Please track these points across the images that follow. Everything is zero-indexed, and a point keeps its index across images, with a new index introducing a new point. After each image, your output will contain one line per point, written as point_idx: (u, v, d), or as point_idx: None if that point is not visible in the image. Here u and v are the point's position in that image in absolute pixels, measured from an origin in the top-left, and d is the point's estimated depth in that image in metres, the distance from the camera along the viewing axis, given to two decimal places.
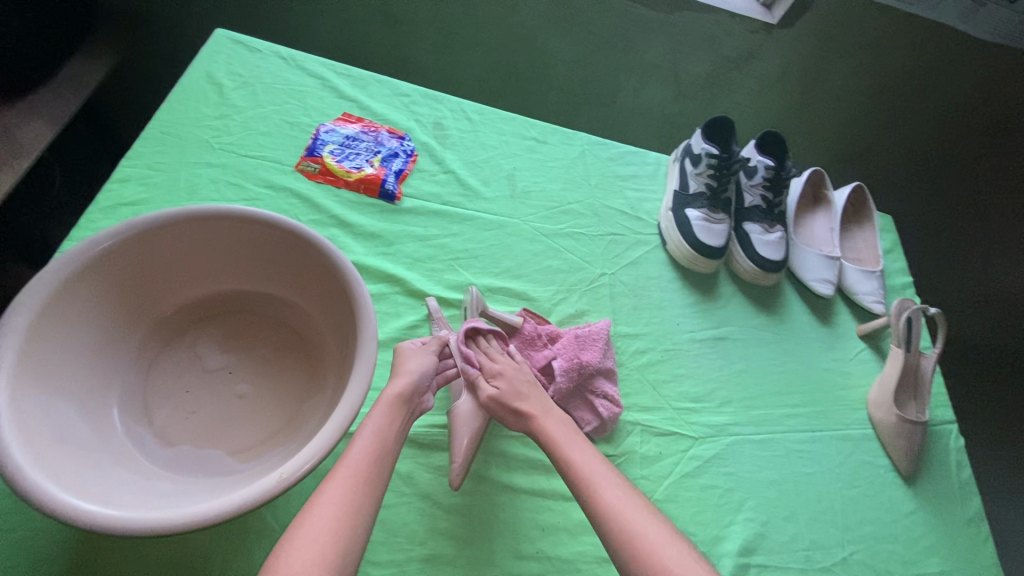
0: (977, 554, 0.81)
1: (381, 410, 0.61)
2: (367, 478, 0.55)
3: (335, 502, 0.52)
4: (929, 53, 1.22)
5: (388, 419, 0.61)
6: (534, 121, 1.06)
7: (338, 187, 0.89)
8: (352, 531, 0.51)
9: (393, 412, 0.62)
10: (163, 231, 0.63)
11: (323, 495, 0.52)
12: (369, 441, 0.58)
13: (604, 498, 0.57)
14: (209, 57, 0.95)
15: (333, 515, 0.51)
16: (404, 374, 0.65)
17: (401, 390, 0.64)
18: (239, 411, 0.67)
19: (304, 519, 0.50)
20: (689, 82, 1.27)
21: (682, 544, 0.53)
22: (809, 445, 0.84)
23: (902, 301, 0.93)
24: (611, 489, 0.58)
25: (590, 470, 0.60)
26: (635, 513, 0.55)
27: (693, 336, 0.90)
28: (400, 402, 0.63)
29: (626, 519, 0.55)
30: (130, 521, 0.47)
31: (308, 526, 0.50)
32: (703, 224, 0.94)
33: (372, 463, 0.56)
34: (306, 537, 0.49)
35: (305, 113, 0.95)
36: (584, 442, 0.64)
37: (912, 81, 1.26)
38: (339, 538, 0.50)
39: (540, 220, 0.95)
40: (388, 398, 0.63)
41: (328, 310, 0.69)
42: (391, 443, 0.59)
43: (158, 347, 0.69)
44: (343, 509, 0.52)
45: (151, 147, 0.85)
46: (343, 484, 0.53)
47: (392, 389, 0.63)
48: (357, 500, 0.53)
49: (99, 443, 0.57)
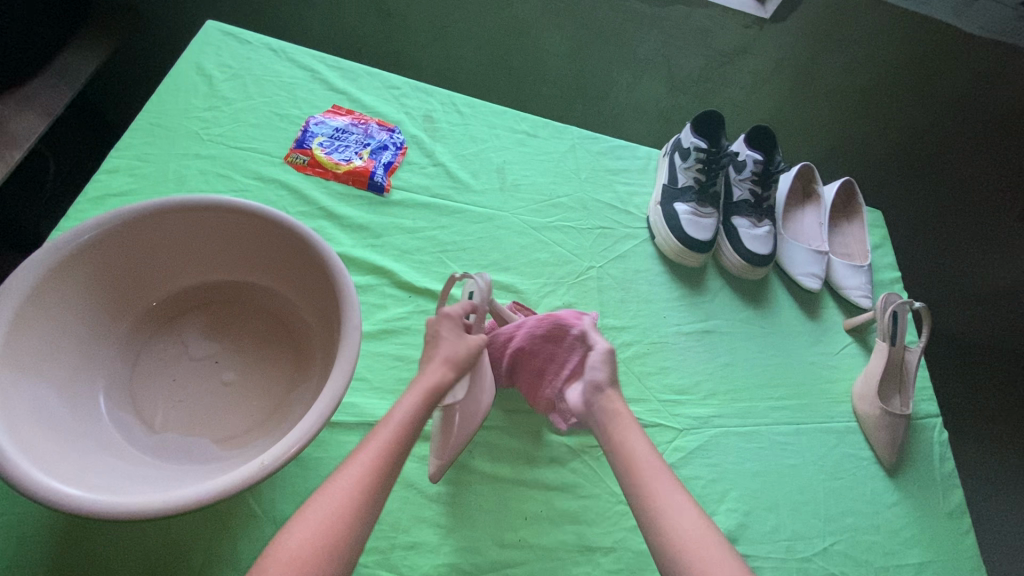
0: (958, 546, 0.82)
1: (411, 394, 0.62)
2: (388, 463, 0.56)
3: (353, 483, 0.53)
4: (926, 43, 1.21)
5: (419, 405, 0.61)
6: (525, 115, 1.06)
7: (328, 179, 0.89)
8: (363, 514, 0.52)
9: (424, 400, 0.62)
10: (148, 220, 0.63)
11: (343, 474, 0.54)
12: (397, 425, 0.59)
13: (650, 490, 0.59)
14: (199, 48, 0.96)
15: (347, 495, 0.52)
16: (439, 359, 0.65)
17: (439, 378, 0.63)
18: (224, 400, 0.67)
19: (319, 497, 0.52)
20: (682, 77, 1.27)
21: (712, 539, 0.55)
22: (792, 438, 0.85)
23: (886, 295, 0.93)
24: (660, 485, 0.59)
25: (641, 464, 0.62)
26: (680, 509, 0.57)
27: (680, 329, 0.90)
28: (434, 391, 0.62)
29: (672, 514, 0.57)
30: (108, 507, 0.47)
31: (321, 504, 0.51)
32: (691, 218, 0.95)
33: (395, 449, 0.57)
34: (319, 515, 0.51)
35: (294, 105, 0.95)
36: (639, 435, 0.65)
37: (909, 72, 1.25)
38: (348, 520, 0.51)
39: (529, 214, 0.95)
40: (423, 384, 0.62)
41: (314, 300, 0.70)
42: (416, 429, 0.60)
43: (144, 335, 0.69)
44: (359, 490, 0.53)
45: (140, 138, 0.85)
46: (361, 467, 0.54)
47: (427, 376, 0.63)
48: (374, 483, 0.54)
49: (83, 430, 0.58)
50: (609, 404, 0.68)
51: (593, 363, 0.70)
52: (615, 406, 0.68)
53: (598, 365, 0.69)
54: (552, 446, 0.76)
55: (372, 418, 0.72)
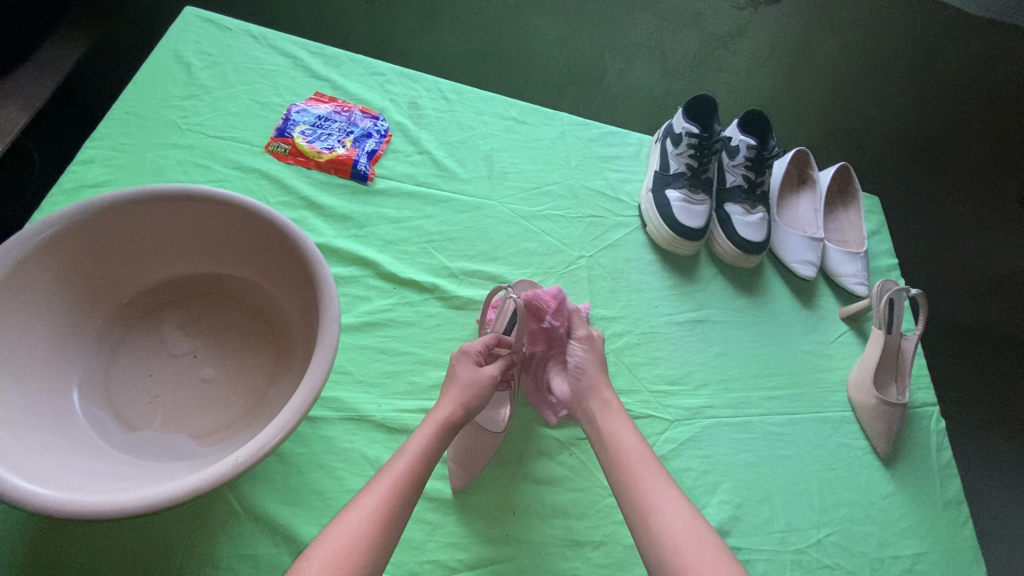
0: (955, 536, 0.80)
1: (424, 429, 0.61)
2: (399, 494, 0.55)
3: (366, 517, 0.52)
4: (889, 37, 1.35)
5: (430, 439, 0.60)
6: (514, 101, 1.04)
7: (309, 168, 0.87)
8: (376, 549, 0.51)
9: (436, 434, 0.61)
10: (120, 211, 0.62)
11: (354, 508, 0.53)
12: (411, 458, 0.58)
13: (652, 509, 0.57)
14: (177, 35, 0.93)
15: (361, 531, 0.51)
16: (450, 398, 0.64)
17: (451, 414, 0.62)
18: (203, 397, 0.65)
19: (328, 533, 0.51)
20: (676, 61, 1.28)
21: (712, 550, 0.54)
22: (786, 428, 0.83)
23: (884, 282, 0.91)
24: (661, 499, 0.58)
25: (641, 475, 0.60)
26: (680, 522, 0.56)
27: (671, 318, 0.89)
28: (446, 428, 0.61)
29: (674, 531, 0.55)
30: (76, 504, 0.46)
31: (330, 540, 0.50)
32: (684, 205, 0.92)
33: (408, 481, 0.56)
34: (330, 552, 0.49)
35: (276, 93, 0.92)
36: (641, 444, 0.63)
37: (890, 62, 1.34)
38: (361, 557, 0.50)
39: (517, 202, 0.93)
40: (436, 420, 0.62)
41: (294, 291, 0.68)
42: (429, 463, 0.59)
43: (121, 330, 0.67)
44: (371, 526, 0.52)
45: (116, 128, 0.83)
46: (374, 501, 0.53)
47: (438, 412, 0.63)
48: (388, 519, 0.53)
49: (54, 429, 0.56)
50: (595, 394, 0.67)
51: (576, 353, 0.70)
52: (612, 410, 0.66)
53: (577, 351, 0.70)
54: (541, 440, 0.74)
55: (354, 413, 0.71)
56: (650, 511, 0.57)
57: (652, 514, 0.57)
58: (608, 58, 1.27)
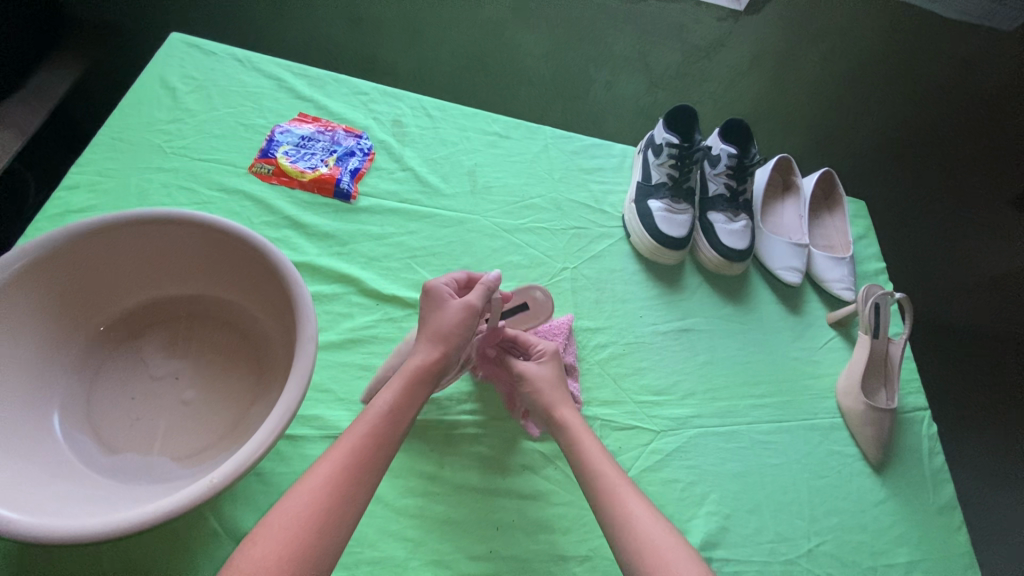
0: (949, 543, 0.79)
1: (395, 382, 0.61)
2: (360, 467, 0.54)
3: (323, 483, 0.52)
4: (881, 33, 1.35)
5: (403, 392, 0.60)
6: (497, 116, 1.05)
7: (293, 188, 0.88)
8: (338, 518, 0.51)
9: (409, 388, 0.61)
10: (99, 237, 0.62)
11: (311, 475, 0.52)
12: (377, 414, 0.58)
13: (629, 522, 0.56)
14: (163, 61, 0.95)
15: (319, 502, 0.50)
16: (424, 345, 0.65)
17: (420, 366, 0.63)
18: (184, 418, 0.65)
19: (286, 500, 0.50)
20: (661, 71, 1.29)
21: (690, 558, 0.53)
22: (774, 436, 0.83)
23: (868, 286, 0.91)
24: (632, 501, 0.58)
25: (611, 485, 0.60)
26: (652, 525, 0.56)
27: (656, 328, 0.88)
28: (419, 376, 0.62)
29: (646, 549, 0.54)
30: (46, 533, 0.46)
31: (286, 509, 0.50)
32: (666, 214, 0.93)
33: (376, 442, 0.56)
34: (281, 525, 0.49)
35: (260, 115, 0.94)
36: (608, 461, 0.63)
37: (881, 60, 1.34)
38: (313, 529, 0.49)
39: (500, 216, 0.93)
40: (408, 368, 0.62)
41: (275, 312, 0.68)
42: (399, 418, 0.59)
43: (103, 353, 0.68)
44: (331, 491, 0.51)
45: (101, 153, 0.84)
46: (329, 469, 0.53)
47: (414, 360, 0.64)
48: (348, 493, 0.52)
49: (31, 455, 0.56)
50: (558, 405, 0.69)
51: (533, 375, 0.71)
52: (578, 433, 0.66)
53: (533, 373, 0.71)
54: (526, 453, 0.74)
55: (336, 430, 0.71)
56: (623, 529, 0.56)
57: (628, 529, 0.56)
58: (594, 71, 1.28)
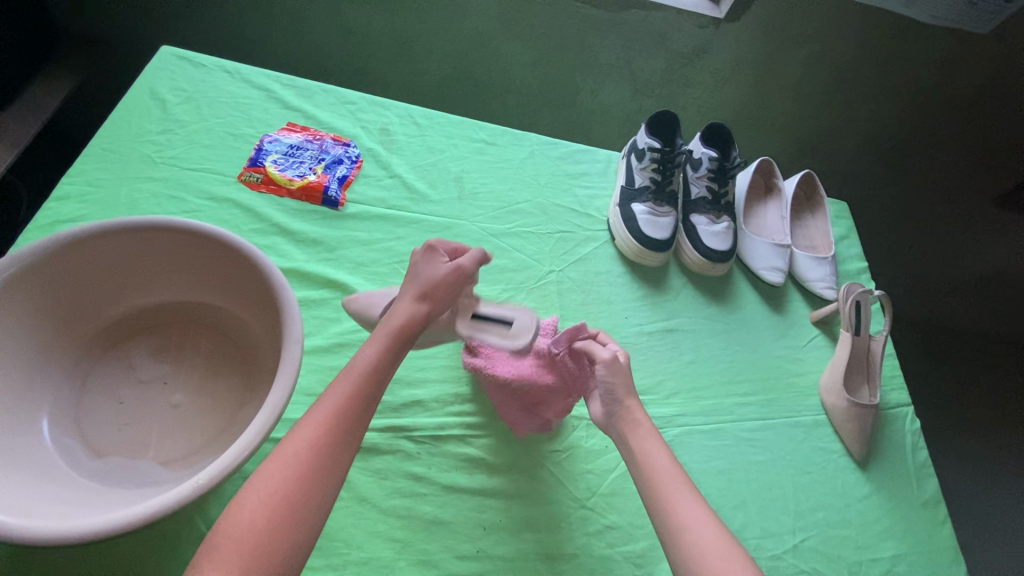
0: (934, 536, 0.80)
1: (377, 337, 0.60)
2: (338, 433, 0.53)
3: (304, 448, 0.51)
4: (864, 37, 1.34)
5: (384, 349, 0.59)
6: (483, 123, 1.06)
7: (281, 196, 0.90)
8: (319, 487, 0.50)
9: (389, 344, 0.60)
10: (90, 243, 0.63)
11: (291, 437, 0.52)
12: (359, 371, 0.57)
13: (687, 532, 0.53)
14: (153, 73, 0.96)
15: (298, 468, 0.50)
16: (406, 300, 0.63)
17: (401, 322, 0.61)
18: (173, 422, 0.66)
19: (269, 465, 0.51)
20: (645, 79, 1.31)
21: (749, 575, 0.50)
22: (760, 433, 0.84)
23: (849, 285, 0.93)
24: (688, 509, 0.55)
25: (668, 490, 0.57)
26: (707, 534, 0.53)
27: (641, 329, 0.90)
28: (400, 333, 0.61)
29: (709, 562, 0.51)
30: (33, 534, 0.46)
31: (269, 475, 0.50)
32: (649, 217, 0.95)
33: (355, 406, 0.55)
34: (264, 491, 0.49)
35: (249, 125, 0.95)
36: (675, 467, 0.59)
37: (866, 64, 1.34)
38: (294, 494, 0.49)
39: (487, 221, 0.95)
40: (390, 325, 0.61)
41: (263, 317, 0.69)
42: (379, 377, 0.58)
43: (94, 360, 0.69)
44: (315, 455, 0.51)
45: (91, 164, 0.86)
46: (310, 434, 0.52)
47: (396, 315, 0.62)
48: (330, 463, 0.52)
49: (18, 457, 0.57)
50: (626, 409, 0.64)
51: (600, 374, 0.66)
52: (648, 435, 0.62)
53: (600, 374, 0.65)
54: (513, 452, 0.74)
55: None
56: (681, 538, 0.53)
57: (683, 538, 0.53)
58: (579, 79, 1.31)
